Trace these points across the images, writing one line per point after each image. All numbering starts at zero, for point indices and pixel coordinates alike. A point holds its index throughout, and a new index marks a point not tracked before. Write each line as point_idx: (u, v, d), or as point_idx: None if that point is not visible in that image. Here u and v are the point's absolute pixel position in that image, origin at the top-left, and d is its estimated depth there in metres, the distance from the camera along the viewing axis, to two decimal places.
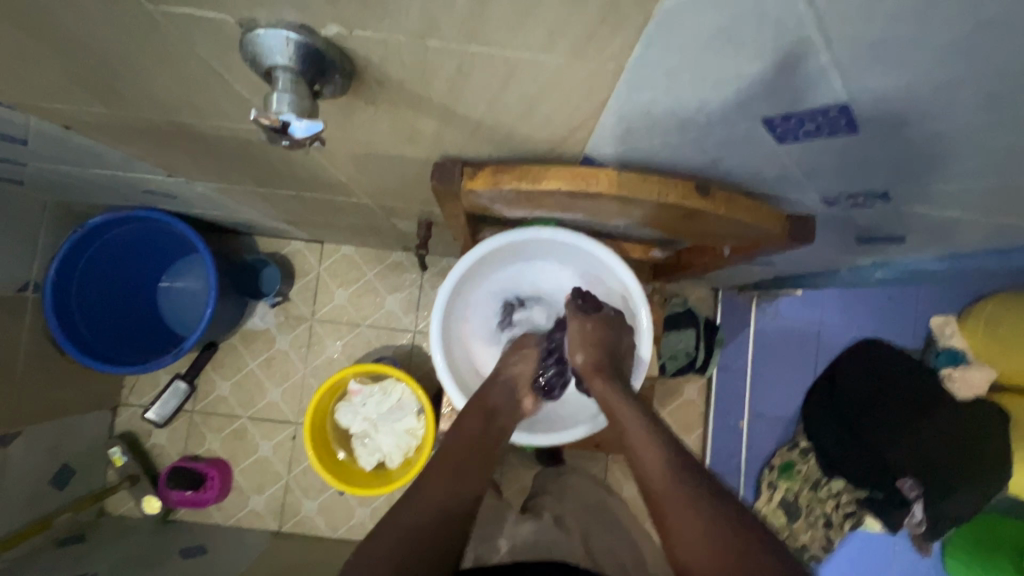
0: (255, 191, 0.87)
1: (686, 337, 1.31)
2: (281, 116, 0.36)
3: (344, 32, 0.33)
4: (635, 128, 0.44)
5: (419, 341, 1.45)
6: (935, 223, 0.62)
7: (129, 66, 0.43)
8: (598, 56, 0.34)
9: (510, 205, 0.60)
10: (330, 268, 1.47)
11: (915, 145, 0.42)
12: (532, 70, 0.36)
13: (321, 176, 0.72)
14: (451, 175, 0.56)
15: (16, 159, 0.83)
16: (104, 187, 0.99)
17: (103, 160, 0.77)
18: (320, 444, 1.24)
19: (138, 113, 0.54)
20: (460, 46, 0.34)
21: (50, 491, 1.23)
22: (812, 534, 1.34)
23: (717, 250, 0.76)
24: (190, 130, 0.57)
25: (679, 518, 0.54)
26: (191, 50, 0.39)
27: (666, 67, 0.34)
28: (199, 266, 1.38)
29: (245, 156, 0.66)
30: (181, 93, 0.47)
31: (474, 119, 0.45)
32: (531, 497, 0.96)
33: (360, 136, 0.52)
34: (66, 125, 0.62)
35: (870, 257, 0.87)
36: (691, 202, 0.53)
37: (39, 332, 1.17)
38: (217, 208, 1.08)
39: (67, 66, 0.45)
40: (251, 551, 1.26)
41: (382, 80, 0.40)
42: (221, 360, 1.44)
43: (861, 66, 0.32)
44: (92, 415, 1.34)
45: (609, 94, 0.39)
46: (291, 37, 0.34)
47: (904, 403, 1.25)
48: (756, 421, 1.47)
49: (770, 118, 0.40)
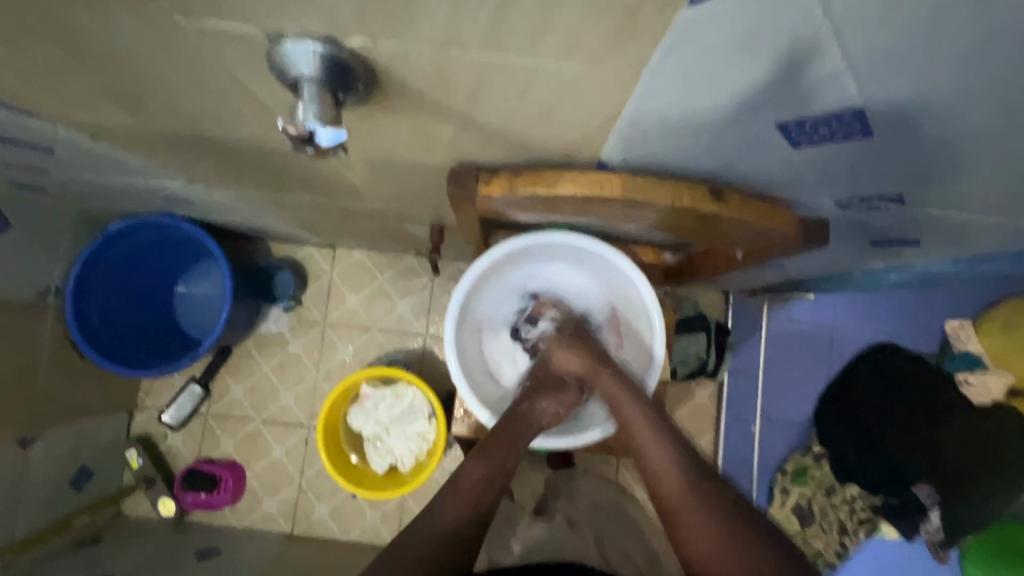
0: (271, 197, 0.88)
1: (698, 341, 1.30)
2: (307, 123, 0.37)
3: (370, 42, 0.34)
4: (651, 134, 0.45)
5: (430, 345, 1.46)
6: (950, 226, 0.62)
7: (159, 77, 0.44)
8: (616, 63, 0.34)
9: (525, 209, 0.61)
10: (342, 272, 1.48)
11: (931, 148, 0.42)
12: (550, 77, 0.37)
13: (338, 182, 0.73)
14: (467, 181, 0.57)
15: (42, 167, 0.85)
16: (124, 194, 1.01)
17: (126, 168, 0.79)
18: (332, 447, 1.25)
19: (163, 123, 0.56)
20: (481, 55, 0.35)
21: (69, 493, 1.25)
22: (826, 539, 1.32)
23: (729, 255, 0.76)
24: (213, 139, 0.59)
25: (690, 518, 0.63)
26: (220, 62, 0.40)
27: (682, 74, 0.35)
28: (214, 271, 1.41)
29: (264, 164, 0.67)
30: (207, 103, 0.49)
31: (491, 126, 0.46)
32: (543, 500, 0.96)
33: (379, 143, 0.54)
34: (92, 135, 0.64)
35: (883, 260, 0.86)
36: (705, 206, 0.53)
37: (60, 336, 1.19)
38: (234, 214, 1.10)
39: (99, 79, 0.47)
40: (264, 553, 1.27)
41: (404, 88, 0.41)
42: (235, 363, 1.46)
43: (876, 71, 0.33)
44: (110, 418, 1.36)
45: (625, 100, 0.40)
46: (317, 49, 0.35)
47: (917, 410, 1.27)
48: (769, 426, 1.46)
49: (785, 123, 0.40)
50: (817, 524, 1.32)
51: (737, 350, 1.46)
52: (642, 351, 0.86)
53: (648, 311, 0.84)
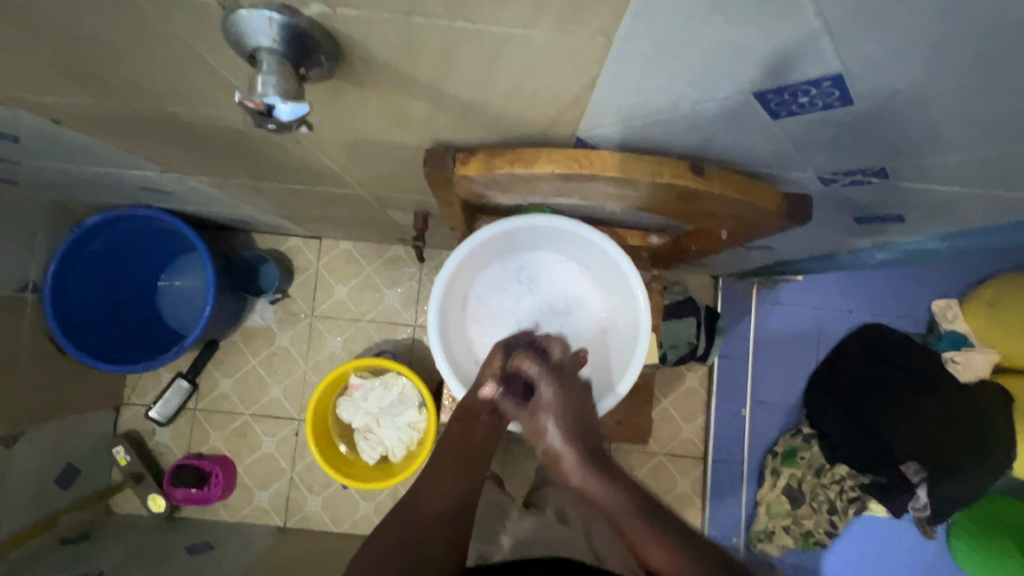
0: (249, 184, 0.86)
1: (686, 325, 1.29)
2: (266, 99, 0.35)
3: (329, 10, 0.33)
4: (627, 105, 0.43)
5: (419, 335, 1.45)
6: (933, 201, 0.61)
7: (115, 52, 0.43)
8: (585, 28, 0.33)
9: (505, 190, 0.60)
10: (329, 263, 1.46)
11: (908, 114, 0.41)
12: (518, 45, 0.36)
13: (314, 166, 0.71)
14: (443, 160, 0.55)
15: (9, 156, 0.82)
16: (101, 186, 1.00)
17: (96, 155, 0.76)
18: (321, 438, 1.23)
19: (124, 103, 0.54)
20: (446, 22, 0.34)
21: (54, 491, 1.23)
22: (816, 519, 1.32)
23: (713, 234, 0.75)
24: (183, 121, 0.57)
25: None
26: (176, 33, 0.38)
27: (654, 38, 0.34)
28: (197, 264, 1.38)
29: (239, 147, 0.65)
30: (170, 81, 0.47)
31: (464, 101, 0.45)
32: (534, 490, 0.95)
33: (353, 122, 0.52)
34: (55, 119, 0.61)
35: (870, 237, 0.85)
36: (684, 181, 0.52)
37: (39, 332, 1.17)
38: (214, 204, 1.08)
39: (52, 53, 0.44)
40: (256, 547, 1.27)
41: (369, 60, 0.39)
42: (222, 357, 1.44)
43: (852, 30, 0.32)
44: (95, 414, 1.34)
45: (597, 71, 0.38)
46: (275, 18, 0.33)
47: (907, 386, 1.25)
48: (758, 408, 1.46)
49: (762, 92, 0.39)
50: (807, 504, 1.32)
51: (726, 334, 1.46)
52: (625, 359, 0.84)
53: (636, 321, 0.83)
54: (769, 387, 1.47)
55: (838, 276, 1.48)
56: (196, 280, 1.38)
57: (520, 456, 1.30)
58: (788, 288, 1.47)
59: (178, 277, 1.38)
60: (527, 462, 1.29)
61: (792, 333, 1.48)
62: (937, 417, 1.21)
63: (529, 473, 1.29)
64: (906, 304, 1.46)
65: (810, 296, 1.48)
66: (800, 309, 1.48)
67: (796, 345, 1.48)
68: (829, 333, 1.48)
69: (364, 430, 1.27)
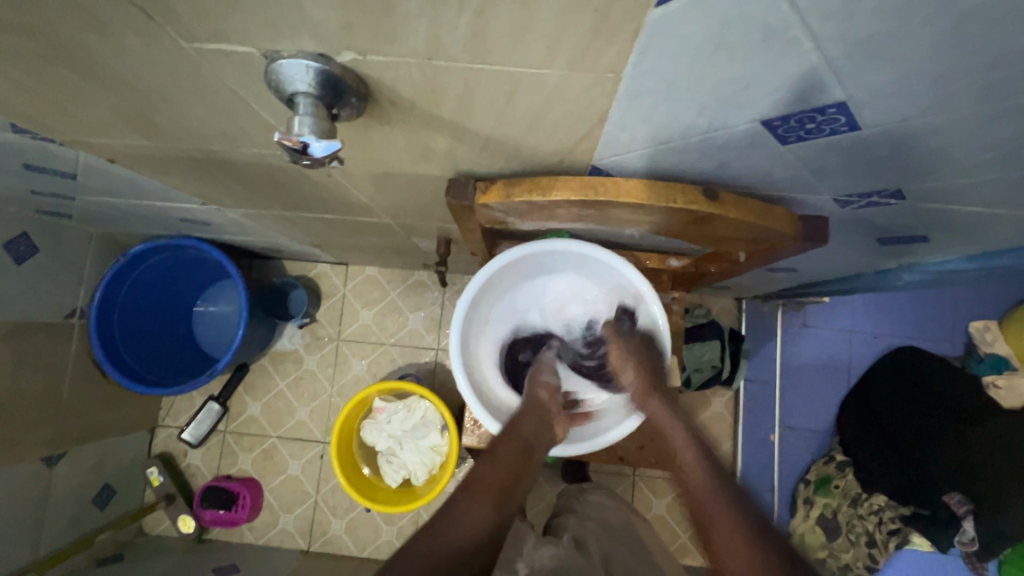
0: (281, 215, 0.91)
1: (710, 348, 1.27)
2: (301, 137, 0.38)
3: (358, 57, 0.36)
4: (639, 134, 0.45)
5: (442, 358, 1.47)
6: (957, 220, 0.60)
7: (166, 99, 0.47)
8: (594, 65, 0.35)
9: (524, 217, 0.62)
10: (355, 288, 1.51)
11: (917, 138, 0.42)
12: (534, 84, 0.38)
13: (342, 197, 0.75)
14: (464, 189, 0.58)
15: (65, 193, 0.89)
16: (143, 218, 1.06)
17: (142, 190, 0.82)
18: (347, 462, 1.25)
19: (172, 143, 0.58)
20: (465, 66, 0.36)
21: (90, 511, 1.27)
22: (854, 552, 1.25)
23: (733, 257, 0.76)
24: (223, 158, 0.62)
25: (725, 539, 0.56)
26: (223, 83, 0.42)
27: (661, 75, 0.36)
28: (231, 291, 1.45)
29: (272, 181, 0.70)
30: (213, 123, 0.51)
31: (483, 135, 0.48)
32: (555, 517, 0.94)
33: (379, 156, 0.55)
34: (110, 158, 0.67)
35: (895, 258, 0.84)
36: (698, 206, 0.53)
37: (82, 356, 1.23)
38: (246, 232, 1.13)
39: (112, 101, 0.49)
40: (280, 570, 1.28)
41: (395, 100, 0.42)
42: (252, 381, 1.49)
43: (852, 62, 0.33)
44: (131, 436, 1.39)
45: (607, 105, 0.41)
46: (310, 66, 0.37)
47: (945, 414, 1.19)
48: (788, 435, 1.42)
49: (769, 121, 0.41)
50: (844, 537, 1.26)
51: (753, 357, 1.43)
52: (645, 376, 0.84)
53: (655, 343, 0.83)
54: (800, 412, 1.43)
55: (866, 297, 1.44)
56: (230, 306, 1.44)
57: (543, 482, 1.29)
58: (815, 309, 1.45)
59: (213, 304, 1.45)
60: (550, 488, 1.28)
61: (821, 356, 1.44)
62: (985, 442, 1.10)
63: (551, 499, 1.27)
64: (940, 326, 1.42)
65: (838, 317, 1.45)
66: (828, 332, 1.45)
67: (825, 368, 1.44)
68: (860, 356, 1.44)
69: (388, 453, 1.28)
